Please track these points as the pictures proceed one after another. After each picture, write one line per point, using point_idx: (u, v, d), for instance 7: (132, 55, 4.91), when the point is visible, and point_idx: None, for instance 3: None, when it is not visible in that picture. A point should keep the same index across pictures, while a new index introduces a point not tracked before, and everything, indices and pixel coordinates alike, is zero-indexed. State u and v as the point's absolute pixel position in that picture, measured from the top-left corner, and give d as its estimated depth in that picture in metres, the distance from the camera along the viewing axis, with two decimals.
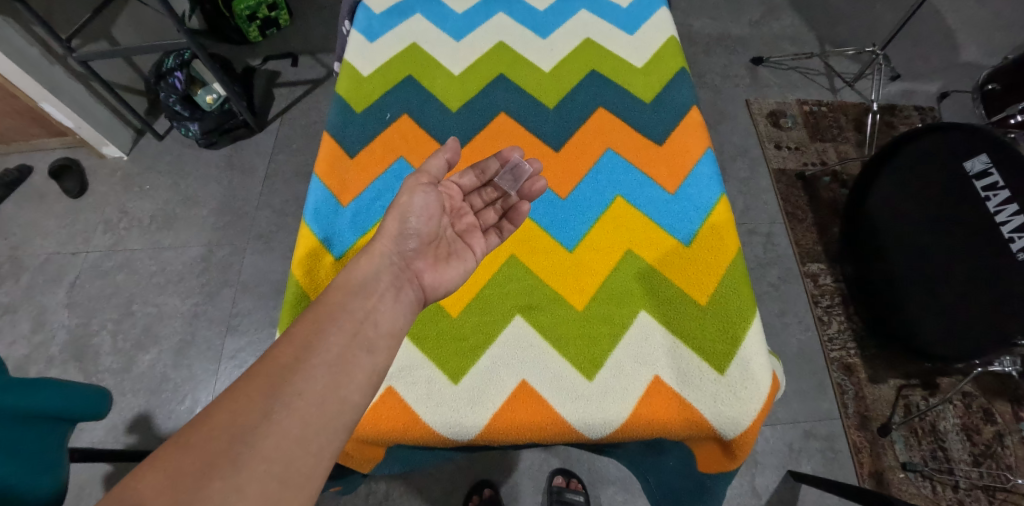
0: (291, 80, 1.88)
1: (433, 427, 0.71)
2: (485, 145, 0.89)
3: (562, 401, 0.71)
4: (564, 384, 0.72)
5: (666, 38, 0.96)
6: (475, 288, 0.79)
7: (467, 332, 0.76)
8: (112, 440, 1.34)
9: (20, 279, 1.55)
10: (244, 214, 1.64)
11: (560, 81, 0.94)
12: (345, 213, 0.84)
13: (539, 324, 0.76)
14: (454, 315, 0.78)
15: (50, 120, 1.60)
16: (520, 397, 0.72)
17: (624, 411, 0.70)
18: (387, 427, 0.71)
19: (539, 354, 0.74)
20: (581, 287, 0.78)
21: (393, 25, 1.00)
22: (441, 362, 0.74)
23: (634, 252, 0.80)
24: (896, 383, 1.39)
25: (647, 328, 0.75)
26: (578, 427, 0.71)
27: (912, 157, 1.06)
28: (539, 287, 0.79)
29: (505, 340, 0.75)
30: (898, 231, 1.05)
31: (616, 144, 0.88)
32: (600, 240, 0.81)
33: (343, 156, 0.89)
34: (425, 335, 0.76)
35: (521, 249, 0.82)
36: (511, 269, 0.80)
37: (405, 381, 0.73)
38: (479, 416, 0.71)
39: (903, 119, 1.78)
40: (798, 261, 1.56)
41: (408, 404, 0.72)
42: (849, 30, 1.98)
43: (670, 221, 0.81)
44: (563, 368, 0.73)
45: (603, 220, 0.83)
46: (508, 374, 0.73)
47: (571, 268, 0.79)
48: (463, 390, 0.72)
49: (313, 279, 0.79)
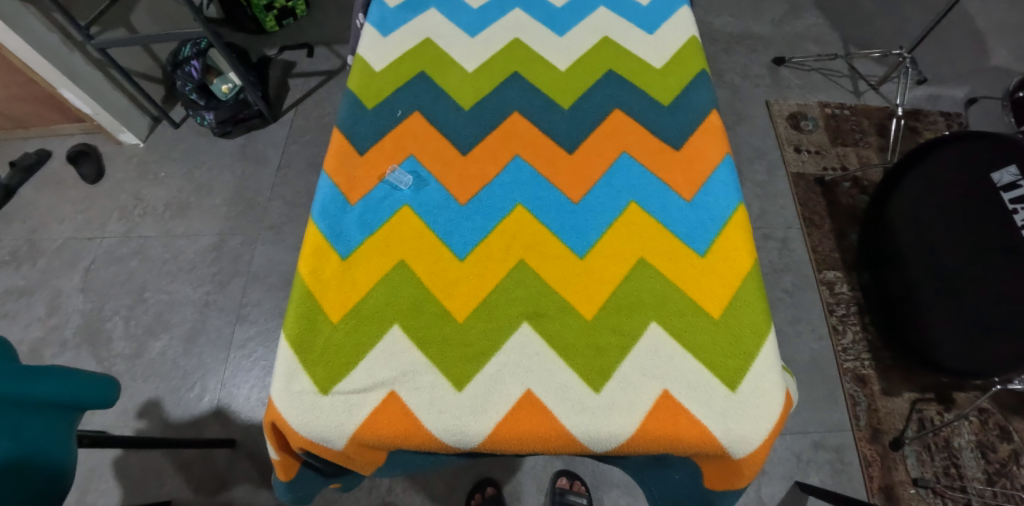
0: (306, 71, 1.83)
1: (580, 437, 0.69)
2: (599, 145, 0.88)
3: (705, 413, 0.69)
4: (701, 397, 0.70)
5: (686, 37, 0.97)
6: (608, 296, 0.77)
7: (606, 341, 0.74)
8: (123, 425, 1.31)
9: (37, 263, 1.51)
10: (255, 205, 1.59)
11: (575, 80, 0.94)
12: (466, 213, 0.83)
13: (677, 333, 0.74)
14: (590, 321, 0.75)
15: (68, 106, 1.56)
16: (661, 410, 0.70)
17: (763, 430, 0.69)
18: (535, 435, 0.69)
19: (676, 367, 0.72)
20: (712, 295, 0.76)
21: (405, 18, 1.01)
22: (584, 371, 0.72)
23: (760, 268, 0.78)
24: (909, 397, 1.38)
25: (782, 342, 0.74)
26: (719, 441, 0.69)
27: (937, 161, 1.01)
28: (669, 297, 0.76)
29: (640, 350, 0.73)
30: (918, 246, 1.03)
31: (736, 152, 0.87)
32: (729, 247, 0.79)
33: (454, 153, 0.88)
34: (565, 344, 0.74)
35: (649, 255, 0.79)
36: (639, 277, 0.78)
37: (552, 389, 0.71)
38: (627, 425, 0.69)
39: (928, 125, 1.77)
40: (814, 268, 1.54)
41: (557, 414, 0.70)
42: (873, 31, 1.97)
43: (686, 229, 0.81)
44: (696, 378, 0.71)
45: (730, 229, 0.80)
46: (650, 384, 0.71)
47: (702, 275, 0.77)
48: (608, 398, 0.71)
49: (443, 277, 0.78)
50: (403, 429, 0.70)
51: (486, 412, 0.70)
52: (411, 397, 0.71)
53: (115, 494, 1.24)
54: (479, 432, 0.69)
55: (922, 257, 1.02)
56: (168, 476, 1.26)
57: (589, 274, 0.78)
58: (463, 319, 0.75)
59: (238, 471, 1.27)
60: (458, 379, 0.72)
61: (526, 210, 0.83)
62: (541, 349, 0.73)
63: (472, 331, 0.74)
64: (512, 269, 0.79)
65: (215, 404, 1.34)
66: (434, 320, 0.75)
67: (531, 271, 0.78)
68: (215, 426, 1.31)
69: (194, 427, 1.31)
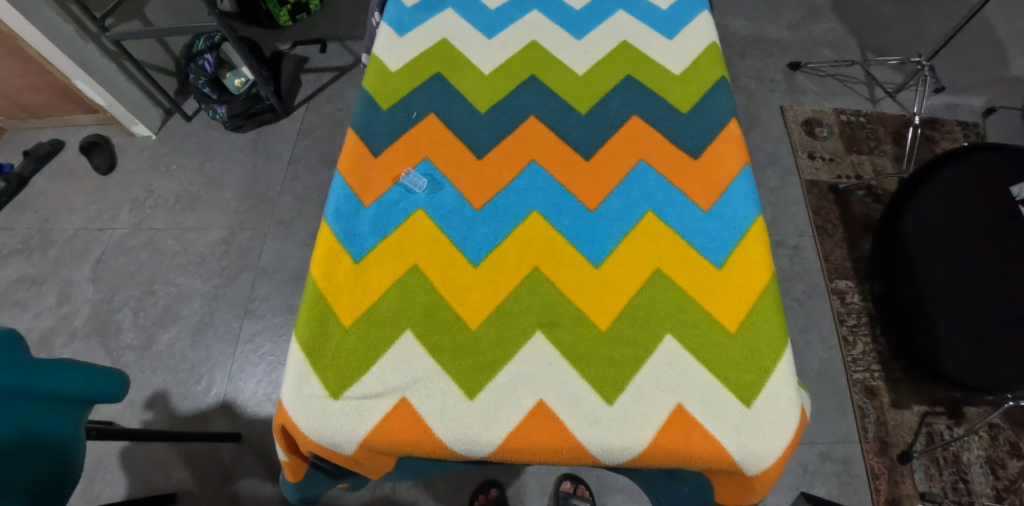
0: (318, 67, 1.88)
1: (445, 443, 0.63)
2: (511, 151, 0.80)
3: (579, 424, 0.63)
4: (582, 407, 0.64)
5: (707, 43, 0.88)
6: (495, 300, 0.69)
7: (485, 346, 0.67)
8: (130, 416, 1.36)
9: (48, 253, 1.58)
10: (266, 199, 1.64)
11: (595, 86, 0.85)
12: (366, 214, 0.75)
13: (561, 343, 0.67)
14: (472, 328, 0.68)
15: (84, 97, 1.64)
16: (536, 419, 0.63)
17: (643, 439, 0.62)
18: (398, 439, 0.63)
19: (558, 374, 0.65)
20: (605, 305, 0.69)
21: (422, 19, 0.92)
22: (456, 375, 0.65)
23: (664, 272, 0.71)
24: (919, 410, 1.34)
25: (672, 353, 0.66)
26: (593, 452, 0.63)
27: (948, 181, 1.01)
28: (561, 303, 0.69)
29: (523, 356, 0.66)
30: (930, 255, 0.99)
31: (649, 155, 0.79)
32: (629, 256, 0.72)
33: (366, 153, 0.80)
34: (441, 345, 0.67)
35: (545, 262, 0.72)
36: (532, 282, 0.71)
37: (419, 392, 0.64)
38: (493, 434, 0.63)
39: (945, 135, 1.72)
40: (825, 277, 1.51)
41: (421, 417, 0.63)
42: (892, 37, 1.91)
43: (586, 233, 0.74)
44: (581, 389, 0.64)
45: (632, 235, 0.73)
46: (524, 392, 0.64)
47: (596, 285, 0.70)
48: (479, 406, 0.64)
49: (330, 281, 0.70)
50: (281, 422, 0.65)
51: (359, 416, 0.63)
52: (285, 395, 0.65)
53: (122, 476, 1.30)
54: (348, 438, 0.63)
55: (935, 268, 0.98)
56: (172, 465, 1.31)
57: (486, 281, 0.71)
58: (345, 324, 0.68)
59: (243, 464, 1.32)
60: (332, 384, 0.65)
61: (427, 213, 0.75)
62: (413, 351, 0.66)
63: (352, 338, 0.67)
64: (403, 273, 0.71)
65: (222, 398, 1.39)
66: (318, 327, 0.68)
67: (420, 275, 0.71)
68: (221, 419, 1.36)
69: (202, 419, 1.36)
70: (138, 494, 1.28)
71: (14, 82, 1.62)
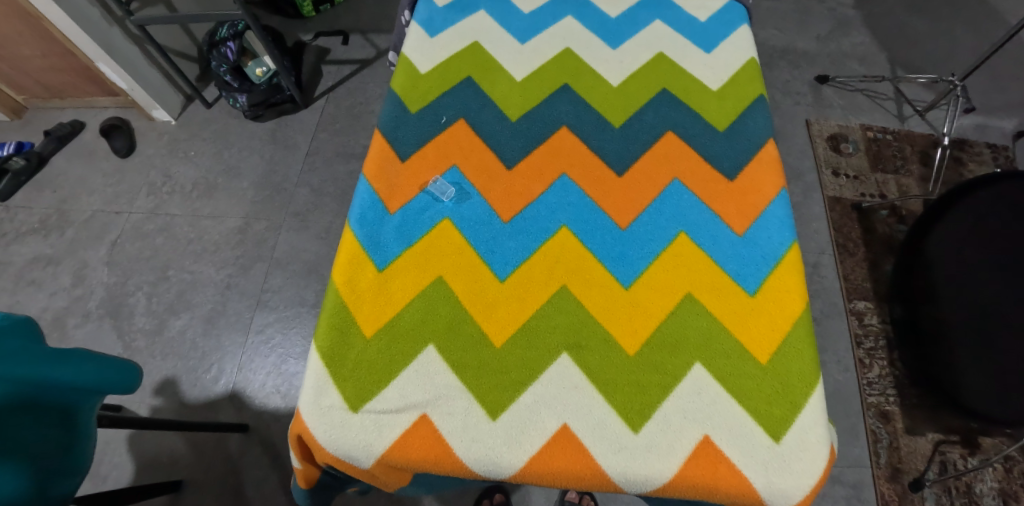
0: (339, 59, 1.86)
1: (465, 463, 0.62)
2: (542, 164, 0.78)
3: (603, 452, 0.61)
4: (606, 434, 0.62)
5: (745, 59, 0.86)
6: (521, 317, 0.68)
7: (510, 365, 0.65)
8: (139, 401, 1.37)
9: (65, 233, 1.59)
10: (283, 190, 1.64)
11: (629, 99, 0.83)
12: (392, 221, 0.73)
13: (587, 366, 0.65)
14: (497, 346, 0.67)
15: (106, 79, 1.63)
16: (559, 444, 0.62)
17: (669, 470, 0.61)
18: (417, 457, 0.62)
19: (583, 399, 0.64)
20: (633, 329, 0.68)
21: (455, 20, 0.90)
22: (479, 394, 0.64)
23: (695, 297, 0.69)
24: (934, 437, 1.32)
25: (701, 383, 0.64)
26: (616, 481, 0.61)
27: (981, 207, 0.98)
28: (589, 324, 0.68)
29: (548, 378, 0.65)
30: (954, 280, 0.96)
31: (684, 174, 0.77)
32: (660, 279, 0.70)
33: (393, 158, 0.78)
34: (464, 362, 0.65)
35: (573, 280, 0.70)
36: (560, 301, 0.69)
37: (441, 410, 0.63)
38: (515, 457, 0.61)
39: (973, 157, 1.68)
40: (844, 297, 1.48)
41: (442, 436, 0.62)
42: (924, 54, 1.87)
43: (616, 252, 0.72)
44: (606, 415, 0.63)
45: (663, 257, 0.72)
46: (548, 415, 0.63)
47: (625, 308, 0.69)
48: (502, 427, 0.62)
49: (353, 289, 0.69)
50: (298, 432, 0.64)
51: (378, 431, 0.62)
52: (303, 405, 0.65)
53: (128, 461, 1.30)
54: (366, 452, 0.62)
55: (959, 294, 0.95)
56: (178, 452, 1.31)
57: (513, 296, 0.69)
58: (367, 335, 0.67)
59: (248, 455, 1.31)
60: (352, 396, 0.64)
61: (454, 223, 0.74)
62: (436, 366, 0.65)
63: (373, 350, 0.66)
64: (427, 285, 0.70)
65: (230, 387, 1.38)
66: (339, 337, 0.67)
67: (445, 288, 0.70)
68: (229, 409, 1.36)
69: (210, 408, 1.36)
70: (144, 479, 1.29)
71: (38, 62, 1.62)
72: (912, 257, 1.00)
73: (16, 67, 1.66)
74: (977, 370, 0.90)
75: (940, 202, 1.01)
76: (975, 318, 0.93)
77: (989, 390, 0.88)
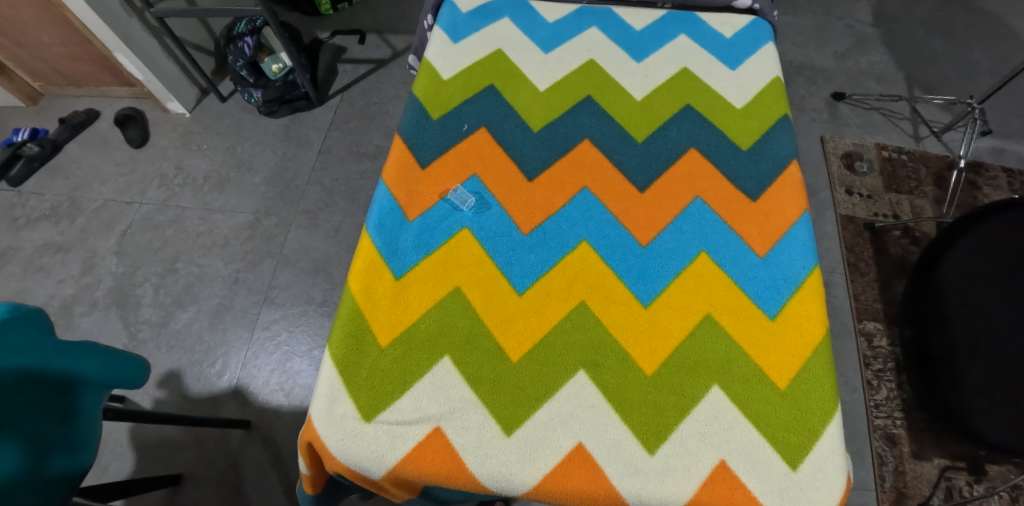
0: (355, 58, 1.87)
1: (478, 479, 0.61)
2: (563, 177, 0.78)
3: (618, 473, 0.61)
4: (622, 455, 0.61)
5: (770, 78, 0.85)
6: (539, 333, 0.67)
7: (526, 381, 0.65)
8: (142, 392, 1.36)
9: (76, 221, 1.59)
10: (294, 187, 1.64)
11: (651, 113, 0.83)
12: (410, 229, 0.73)
13: (603, 384, 0.65)
14: (513, 360, 0.66)
15: (123, 70, 1.64)
16: (574, 463, 0.61)
17: (683, 495, 0.60)
18: (430, 470, 0.61)
19: (599, 418, 0.63)
20: (652, 349, 0.67)
21: (479, 27, 0.90)
22: (494, 409, 0.63)
23: (715, 319, 0.68)
24: (940, 463, 1.30)
25: (718, 406, 0.64)
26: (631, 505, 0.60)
27: (997, 233, 0.96)
28: (607, 342, 0.67)
29: (565, 395, 0.64)
30: (969, 307, 0.94)
31: (707, 192, 0.77)
32: (680, 298, 0.70)
33: (414, 165, 0.78)
34: (480, 376, 0.65)
35: (592, 297, 0.70)
36: (578, 317, 0.68)
37: (455, 423, 0.63)
38: (528, 475, 0.61)
39: (989, 181, 1.66)
40: (854, 317, 1.46)
41: (456, 450, 0.62)
42: (942, 75, 1.85)
43: (635, 271, 0.71)
44: (622, 435, 0.62)
45: (684, 276, 0.71)
46: (564, 433, 0.62)
47: (643, 327, 0.68)
48: (516, 444, 0.62)
49: (370, 296, 0.69)
50: (309, 439, 0.64)
51: (390, 443, 0.62)
52: (316, 411, 0.64)
53: (129, 453, 1.30)
54: (378, 463, 0.62)
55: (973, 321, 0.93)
56: (179, 446, 1.31)
57: (531, 311, 0.69)
58: (382, 344, 0.66)
59: (249, 451, 1.31)
60: (366, 406, 0.63)
61: (473, 234, 0.73)
62: (451, 379, 0.65)
63: (388, 360, 0.66)
64: (444, 296, 0.69)
65: (234, 383, 1.38)
66: (354, 345, 0.66)
67: (462, 299, 0.69)
68: (232, 404, 1.35)
69: (213, 402, 1.36)
70: (144, 472, 1.28)
71: (55, 49, 1.63)
72: (925, 280, 0.98)
73: (34, 53, 1.66)
74: (990, 397, 0.88)
75: (955, 226, 0.99)
76: (989, 346, 0.91)
77: (1002, 420, 0.86)
